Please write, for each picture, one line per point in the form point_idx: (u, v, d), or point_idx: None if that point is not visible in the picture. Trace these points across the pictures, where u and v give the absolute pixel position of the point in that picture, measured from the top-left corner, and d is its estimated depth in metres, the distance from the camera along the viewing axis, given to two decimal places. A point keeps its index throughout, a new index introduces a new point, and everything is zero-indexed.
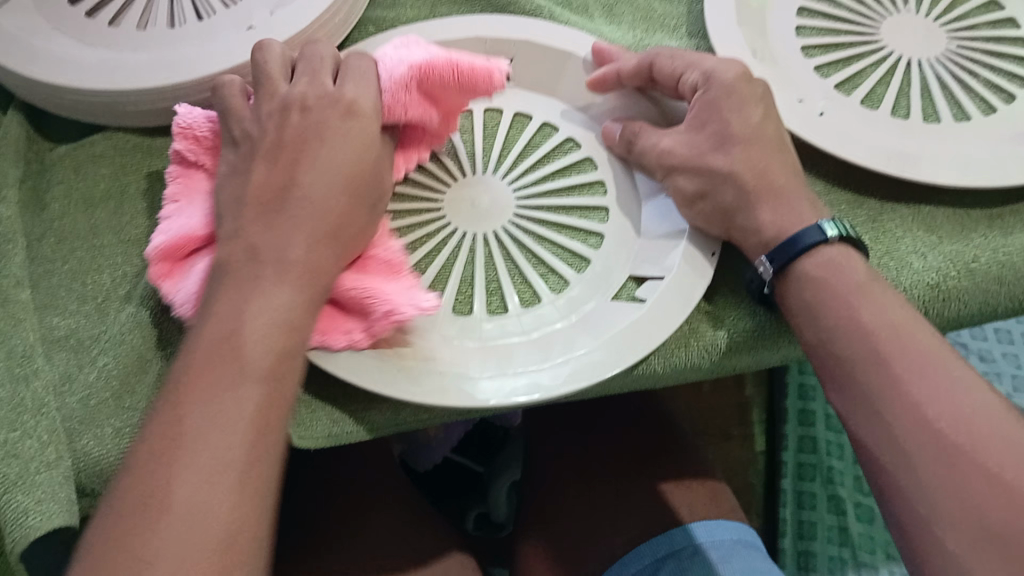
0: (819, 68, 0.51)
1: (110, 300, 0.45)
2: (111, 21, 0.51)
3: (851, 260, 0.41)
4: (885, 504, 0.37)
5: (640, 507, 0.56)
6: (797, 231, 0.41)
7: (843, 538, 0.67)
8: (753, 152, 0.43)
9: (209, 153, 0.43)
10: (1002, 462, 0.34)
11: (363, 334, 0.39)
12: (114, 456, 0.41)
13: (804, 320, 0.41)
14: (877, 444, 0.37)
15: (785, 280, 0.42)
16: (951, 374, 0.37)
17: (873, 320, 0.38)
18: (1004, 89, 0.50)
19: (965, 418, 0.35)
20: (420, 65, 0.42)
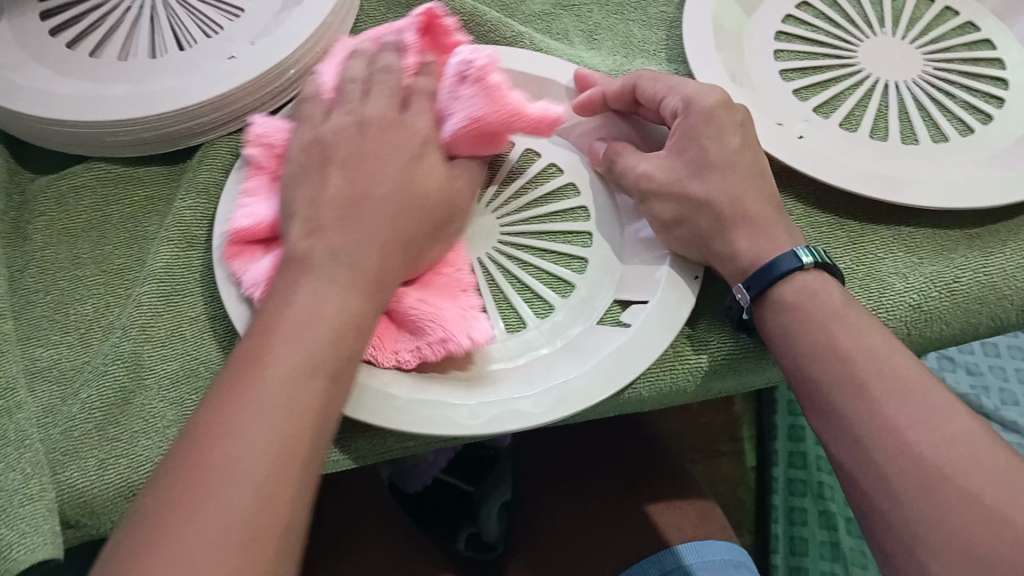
0: (797, 92, 0.52)
1: (93, 331, 0.45)
2: (92, 53, 0.51)
3: (828, 286, 0.41)
4: (867, 528, 0.37)
5: (631, 528, 0.56)
6: (772, 258, 0.42)
7: (835, 553, 0.66)
8: (731, 178, 0.43)
9: (277, 159, 0.45)
10: (983, 486, 0.34)
11: (412, 356, 0.41)
12: (98, 488, 0.40)
13: (784, 346, 0.41)
14: (859, 471, 0.37)
15: (762, 305, 0.42)
16: (930, 398, 0.37)
17: (850, 347, 0.39)
18: (981, 110, 0.50)
19: (944, 443, 0.36)
20: (474, 119, 0.42)
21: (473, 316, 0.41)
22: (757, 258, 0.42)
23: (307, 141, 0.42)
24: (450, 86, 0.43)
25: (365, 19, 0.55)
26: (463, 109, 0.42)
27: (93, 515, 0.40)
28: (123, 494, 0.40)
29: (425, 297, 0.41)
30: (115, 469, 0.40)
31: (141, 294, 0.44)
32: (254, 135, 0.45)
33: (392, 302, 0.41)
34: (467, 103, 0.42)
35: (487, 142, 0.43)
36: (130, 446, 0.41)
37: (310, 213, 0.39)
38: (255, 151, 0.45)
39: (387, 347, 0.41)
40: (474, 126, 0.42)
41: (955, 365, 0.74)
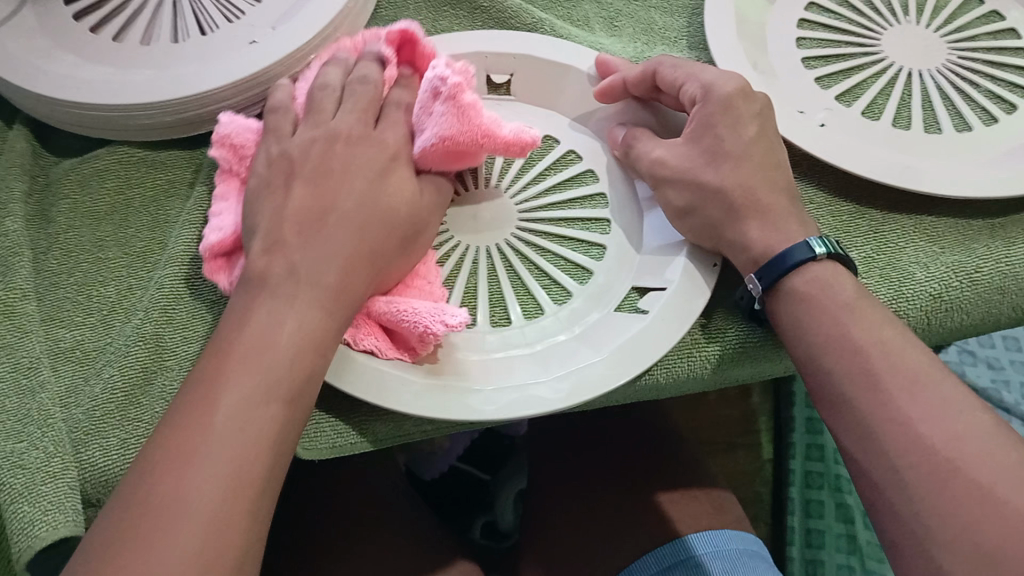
0: (819, 80, 0.51)
1: (116, 312, 0.45)
2: (116, 37, 0.51)
3: (840, 277, 0.41)
4: (878, 521, 0.37)
5: (645, 517, 0.56)
6: (786, 248, 0.41)
7: (852, 547, 0.67)
8: (746, 167, 0.43)
9: (245, 162, 0.45)
10: (995, 479, 0.34)
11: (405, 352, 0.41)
12: (119, 468, 0.40)
13: (796, 337, 0.41)
14: (871, 463, 0.37)
15: (775, 294, 0.42)
16: (943, 390, 0.37)
17: (863, 338, 0.39)
18: (1005, 99, 0.50)
19: (957, 436, 0.35)
20: (443, 137, 0.41)
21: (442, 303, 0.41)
22: (770, 247, 0.42)
23: (322, 130, 0.42)
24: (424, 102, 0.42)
25: (385, 6, 0.55)
26: (433, 128, 0.42)
27: (114, 494, 0.40)
28: None
29: (406, 302, 0.40)
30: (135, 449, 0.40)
31: (163, 276, 0.45)
32: (218, 138, 0.44)
33: (362, 315, 0.40)
34: (439, 121, 0.41)
35: (457, 159, 0.43)
36: (151, 427, 0.41)
37: (326, 199, 0.39)
38: (219, 155, 0.44)
39: (387, 347, 0.40)
40: (444, 145, 0.42)
41: (976, 360, 0.74)
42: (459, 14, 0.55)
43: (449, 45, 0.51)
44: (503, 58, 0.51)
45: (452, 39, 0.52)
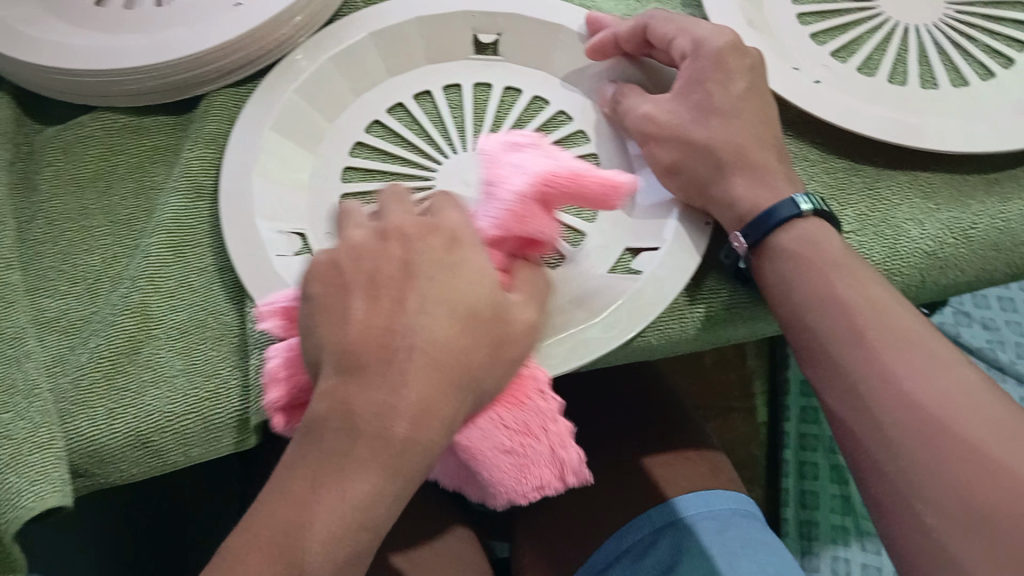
0: (814, 36, 0.50)
1: (101, 281, 0.45)
2: (98, 2, 0.50)
3: (828, 234, 0.41)
4: (864, 481, 0.37)
5: (635, 484, 0.55)
6: (772, 205, 0.41)
7: (846, 507, 0.70)
8: (734, 124, 0.43)
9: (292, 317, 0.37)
10: (981, 436, 0.33)
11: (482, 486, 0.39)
12: (105, 438, 0.40)
13: (782, 297, 0.40)
14: (859, 424, 0.37)
15: (760, 254, 0.41)
16: (930, 351, 0.36)
17: (849, 295, 0.38)
18: (1002, 54, 0.49)
19: (944, 393, 0.35)
20: (541, 173, 0.37)
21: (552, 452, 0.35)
22: (756, 205, 0.41)
23: None
24: (508, 153, 0.38)
25: None
26: (522, 169, 0.37)
27: (102, 463, 0.40)
28: (131, 443, 0.40)
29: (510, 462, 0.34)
30: (123, 419, 0.40)
31: (151, 244, 0.44)
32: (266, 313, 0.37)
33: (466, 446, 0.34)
34: (529, 161, 0.38)
35: (545, 215, 0.38)
36: (138, 396, 0.41)
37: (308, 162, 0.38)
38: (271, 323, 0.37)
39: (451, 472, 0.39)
40: (539, 183, 0.37)
41: (971, 321, 0.75)
42: None
43: (441, 4, 0.50)
44: (491, 17, 0.50)
45: None
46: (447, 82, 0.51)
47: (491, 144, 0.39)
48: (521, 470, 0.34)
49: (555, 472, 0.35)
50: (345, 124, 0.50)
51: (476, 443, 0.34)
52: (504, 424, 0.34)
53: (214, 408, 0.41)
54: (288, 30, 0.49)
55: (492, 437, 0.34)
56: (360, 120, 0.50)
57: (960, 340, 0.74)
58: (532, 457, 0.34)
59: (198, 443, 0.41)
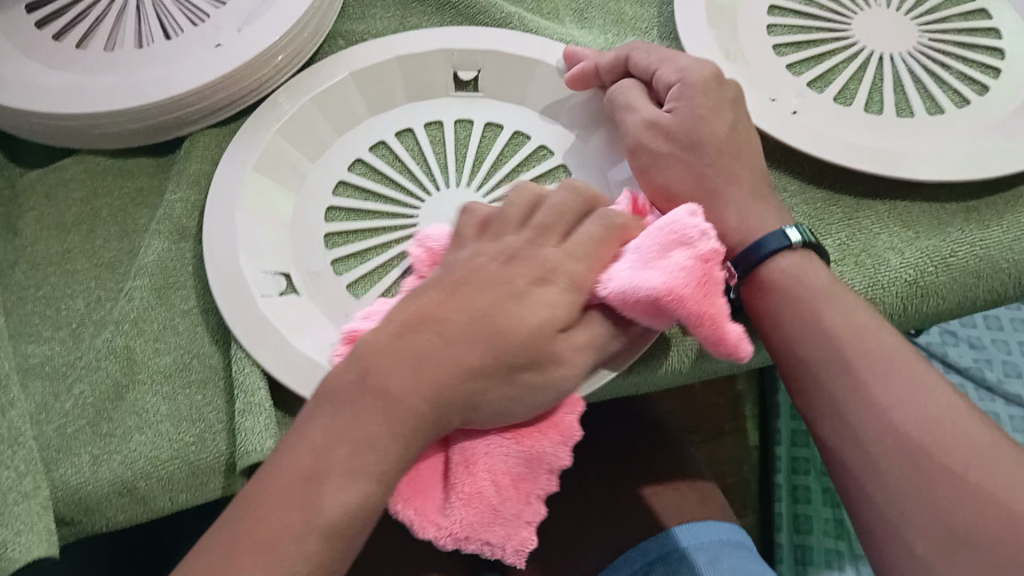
0: (790, 67, 0.51)
1: (85, 325, 0.45)
2: (79, 44, 0.50)
3: (815, 267, 0.41)
4: (855, 509, 0.37)
5: (626, 514, 0.55)
6: (762, 236, 0.41)
7: (839, 531, 0.69)
8: (719, 153, 0.43)
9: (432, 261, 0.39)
10: (970, 464, 0.34)
11: (415, 515, 0.35)
12: (91, 486, 0.40)
13: (771, 327, 0.40)
14: (849, 453, 0.37)
15: (750, 285, 0.41)
16: (917, 380, 0.36)
17: (842, 325, 0.38)
18: (976, 80, 0.50)
19: (933, 422, 0.35)
20: (681, 293, 0.35)
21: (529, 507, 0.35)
22: (743, 236, 0.42)
23: None
24: (686, 243, 0.36)
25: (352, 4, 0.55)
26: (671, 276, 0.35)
27: (89, 511, 0.40)
28: (117, 490, 0.40)
29: (501, 488, 0.35)
30: (108, 466, 0.40)
31: (134, 288, 0.44)
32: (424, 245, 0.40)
33: (481, 454, 0.35)
34: (687, 275, 0.35)
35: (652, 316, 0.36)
36: (124, 442, 0.41)
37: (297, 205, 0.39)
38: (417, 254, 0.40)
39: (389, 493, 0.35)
40: (667, 304, 0.35)
41: (957, 340, 0.75)
42: (428, 11, 0.55)
43: (422, 42, 0.51)
44: (472, 53, 0.51)
45: (424, 37, 0.51)
46: (427, 119, 0.52)
47: (678, 213, 0.36)
48: (490, 512, 0.35)
49: (510, 539, 0.35)
50: (328, 162, 0.50)
51: (480, 448, 0.35)
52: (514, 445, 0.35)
53: (200, 453, 0.40)
54: (272, 71, 0.49)
55: (495, 454, 0.35)
56: (342, 159, 0.50)
57: (947, 359, 0.74)
58: (506, 511, 0.35)
59: (184, 489, 0.40)
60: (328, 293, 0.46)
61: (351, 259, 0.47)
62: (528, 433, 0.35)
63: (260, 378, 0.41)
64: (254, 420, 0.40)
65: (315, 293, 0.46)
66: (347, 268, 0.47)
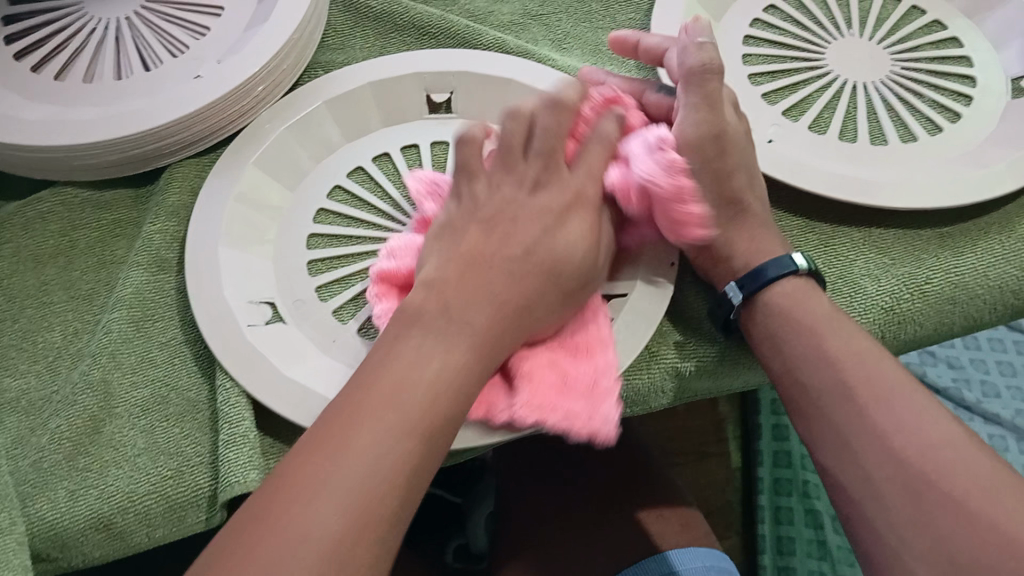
0: (766, 96, 0.52)
1: (61, 359, 0.45)
2: (57, 76, 0.50)
3: (813, 294, 0.42)
4: (854, 535, 0.36)
5: (615, 540, 0.55)
6: (764, 263, 0.42)
7: (822, 552, 0.68)
8: (717, 181, 0.43)
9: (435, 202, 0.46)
10: (967, 490, 0.33)
11: (485, 410, 0.39)
12: (67, 521, 0.39)
13: (772, 350, 0.41)
14: (845, 476, 0.36)
15: (751, 310, 0.42)
16: (910, 406, 0.36)
17: (839, 349, 0.39)
18: (949, 108, 0.50)
19: (928, 448, 0.35)
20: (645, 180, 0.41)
21: (600, 385, 0.39)
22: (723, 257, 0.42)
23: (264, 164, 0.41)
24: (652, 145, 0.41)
25: (332, 34, 0.56)
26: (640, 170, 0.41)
27: (64, 546, 0.39)
28: (93, 525, 0.39)
29: (561, 368, 0.39)
30: (85, 500, 0.39)
31: (111, 320, 0.44)
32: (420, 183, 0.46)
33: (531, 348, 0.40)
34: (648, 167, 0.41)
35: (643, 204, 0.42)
36: (101, 476, 0.40)
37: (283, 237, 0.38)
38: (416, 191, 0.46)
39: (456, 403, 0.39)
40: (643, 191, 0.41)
41: (936, 360, 0.76)
42: (407, 41, 0.55)
43: (395, 68, 0.52)
44: (442, 76, 0.52)
45: (398, 62, 0.52)
46: (403, 142, 0.52)
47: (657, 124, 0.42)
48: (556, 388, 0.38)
49: (584, 406, 0.38)
50: (307, 190, 0.50)
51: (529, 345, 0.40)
52: (557, 341, 0.40)
53: (178, 485, 0.40)
54: (251, 100, 0.49)
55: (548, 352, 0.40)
56: (321, 186, 0.50)
57: (926, 379, 0.75)
58: (574, 385, 0.39)
59: (162, 524, 0.40)
60: (315, 319, 0.45)
61: (337, 285, 0.47)
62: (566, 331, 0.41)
63: (245, 408, 0.41)
64: (237, 451, 0.40)
65: (301, 319, 0.45)
66: (331, 294, 0.46)
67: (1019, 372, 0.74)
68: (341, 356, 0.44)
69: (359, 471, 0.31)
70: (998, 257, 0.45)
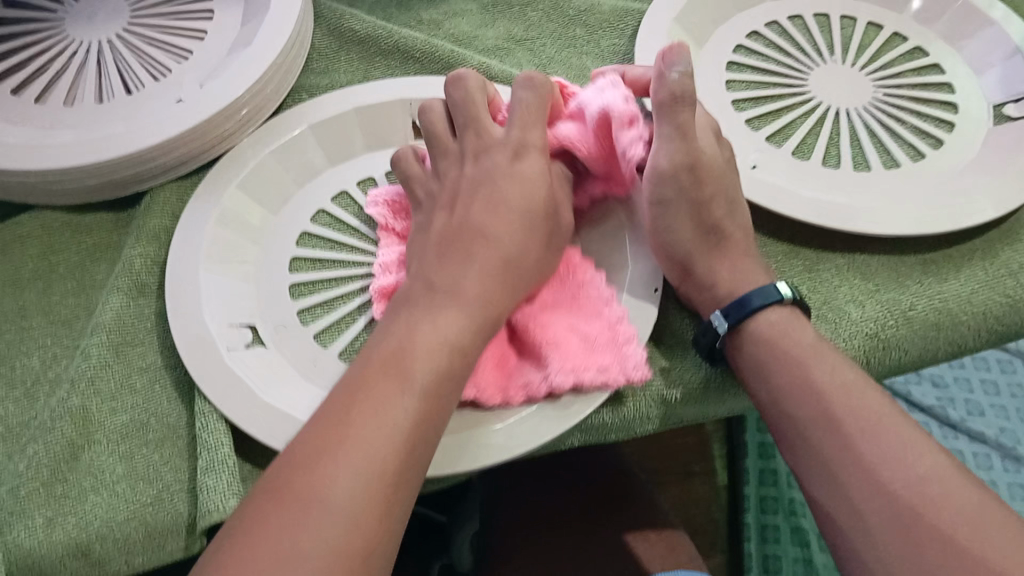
0: (750, 121, 0.52)
1: (39, 385, 0.44)
2: (38, 99, 0.50)
3: (798, 323, 0.41)
4: (845, 565, 0.36)
5: (603, 563, 0.54)
6: (747, 293, 0.42)
7: (810, 572, 0.67)
8: (703, 210, 0.43)
9: (403, 216, 0.48)
10: (957, 524, 0.33)
11: (524, 390, 0.40)
12: (44, 550, 0.38)
13: (759, 379, 0.41)
14: (835, 506, 0.36)
15: (736, 337, 0.42)
16: (898, 438, 0.36)
17: (826, 381, 0.38)
18: (931, 134, 0.51)
19: (917, 480, 0.35)
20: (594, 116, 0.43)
21: (620, 334, 0.41)
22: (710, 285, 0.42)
23: None
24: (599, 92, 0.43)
25: (316, 58, 0.55)
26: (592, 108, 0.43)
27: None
28: (71, 554, 0.39)
29: (574, 332, 0.41)
30: (62, 529, 0.39)
31: (90, 345, 0.43)
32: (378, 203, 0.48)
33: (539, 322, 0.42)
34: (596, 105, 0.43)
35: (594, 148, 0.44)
36: (79, 504, 0.39)
37: None
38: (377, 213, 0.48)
39: (492, 391, 0.40)
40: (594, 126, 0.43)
41: (920, 378, 0.76)
42: (392, 64, 0.55)
43: (381, 93, 0.52)
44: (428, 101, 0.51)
45: (383, 87, 0.52)
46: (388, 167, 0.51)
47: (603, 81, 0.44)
48: (581, 349, 0.40)
49: (615, 360, 0.40)
50: (290, 214, 0.49)
51: (538, 320, 0.42)
52: (562, 313, 0.43)
53: (158, 513, 0.39)
54: (235, 124, 0.49)
55: (558, 323, 0.42)
56: (304, 209, 0.50)
57: (911, 399, 0.75)
58: (597, 343, 0.41)
59: (141, 552, 0.39)
60: (296, 346, 0.45)
61: (318, 309, 0.46)
62: (566, 303, 0.43)
63: (224, 434, 0.40)
64: (215, 477, 0.39)
65: (282, 345, 0.44)
66: (313, 318, 0.46)
67: (1002, 392, 0.74)
68: (323, 381, 0.43)
69: (370, 455, 0.32)
70: (981, 283, 0.45)
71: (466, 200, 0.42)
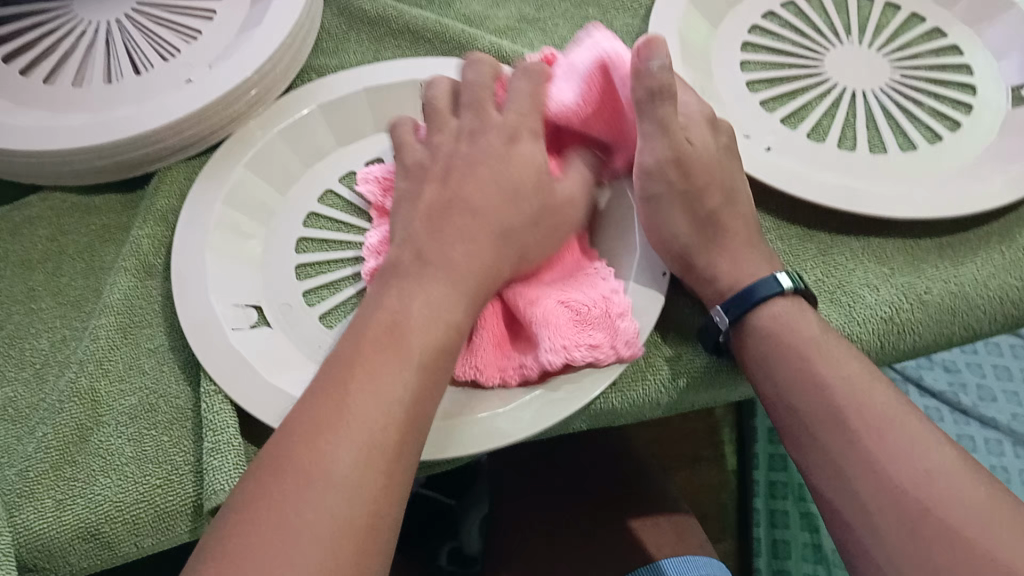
0: (764, 103, 0.51)
1: (49, 366, 0.44)
2: (47, 79, 0.50)
3: (803, 313, 0.41)
4: (849, 557, 0.36)
5: (608, 548, 0.54)
6: (752, 283, 0.42)
7: (818, 556, 0.67)
8: (713, 198, 0.43)
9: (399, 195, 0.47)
10: (964, 518, 0.33)
11: (520, 372, 0.40)
12: (55, 531, 0.39)
13: (764, 368, 0.40)
14: (840, 497, 0.36)
15: (739, 330, 0.41)
16: (907, 430, 0.36)
17: (829, 371, 0.38)
18: (948, 116, 0.50)
19: (925, 473, 0.34)
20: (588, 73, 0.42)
21: (613, 312, 0.40)
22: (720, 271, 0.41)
23: None
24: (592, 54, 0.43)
25: (325, 38, 0.55)
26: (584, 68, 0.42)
27: (51, 557, 0.39)
28: (80, 536, 0.39)
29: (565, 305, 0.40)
30: (72, 510, 0.39)
31: (98, 327, 0.43)
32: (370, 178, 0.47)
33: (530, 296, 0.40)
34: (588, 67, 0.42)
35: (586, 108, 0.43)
36: (88, 486, 0.39)
37: None
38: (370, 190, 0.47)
39: (491, 370, 0.40)
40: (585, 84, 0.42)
41: (932, 364, 0.75)
42: (402, 44, 0.55)
43: (392, 76, 0.51)
44: None
45: (393, 69, 0.51)
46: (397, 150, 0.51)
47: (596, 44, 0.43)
48: (573, 324, 0.39)
49: (607, 335, 0.40)
50: (296, 197, 0.49)
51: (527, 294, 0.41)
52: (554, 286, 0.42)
53: (166, 495, 0.39)
54: (243, 104, 0.49)
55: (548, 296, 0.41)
56: (312, 191, 0.49)
57: (922, 385, 0.74)
58: (589, 318, 0.40)
59: (150, 533, 0.39)
60: (299, 327, 0.44)
61: (322, 291, 0.46)
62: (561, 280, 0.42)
63: (231, 416, 0.40)
64: (221, 459, 0.39)
65: (289, 328, 0.44)
66: (319, 299, 0.45)
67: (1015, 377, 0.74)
68: None
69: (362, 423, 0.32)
70: (998, 266, 0.45)
71: (472, 176, 0.41)
